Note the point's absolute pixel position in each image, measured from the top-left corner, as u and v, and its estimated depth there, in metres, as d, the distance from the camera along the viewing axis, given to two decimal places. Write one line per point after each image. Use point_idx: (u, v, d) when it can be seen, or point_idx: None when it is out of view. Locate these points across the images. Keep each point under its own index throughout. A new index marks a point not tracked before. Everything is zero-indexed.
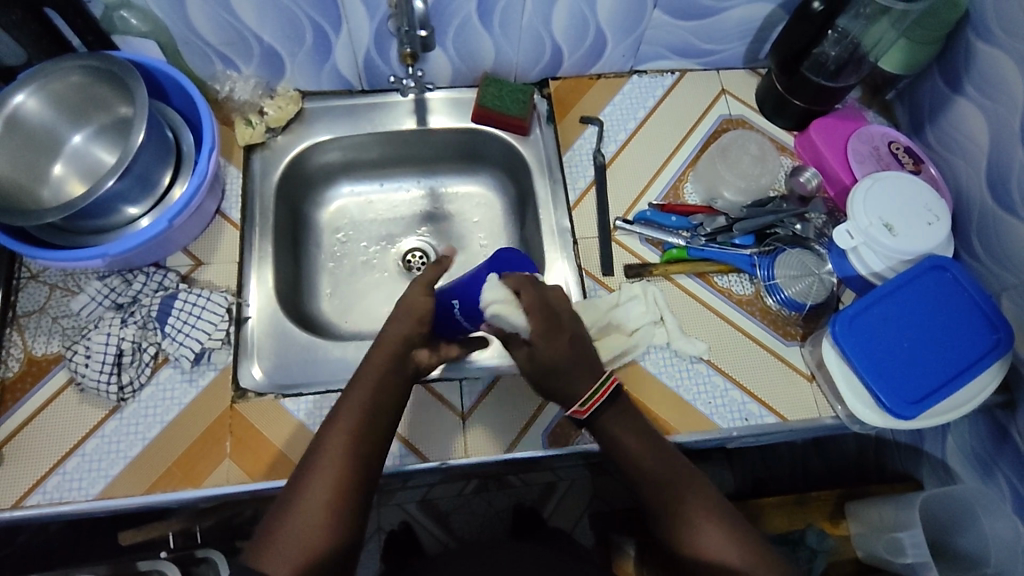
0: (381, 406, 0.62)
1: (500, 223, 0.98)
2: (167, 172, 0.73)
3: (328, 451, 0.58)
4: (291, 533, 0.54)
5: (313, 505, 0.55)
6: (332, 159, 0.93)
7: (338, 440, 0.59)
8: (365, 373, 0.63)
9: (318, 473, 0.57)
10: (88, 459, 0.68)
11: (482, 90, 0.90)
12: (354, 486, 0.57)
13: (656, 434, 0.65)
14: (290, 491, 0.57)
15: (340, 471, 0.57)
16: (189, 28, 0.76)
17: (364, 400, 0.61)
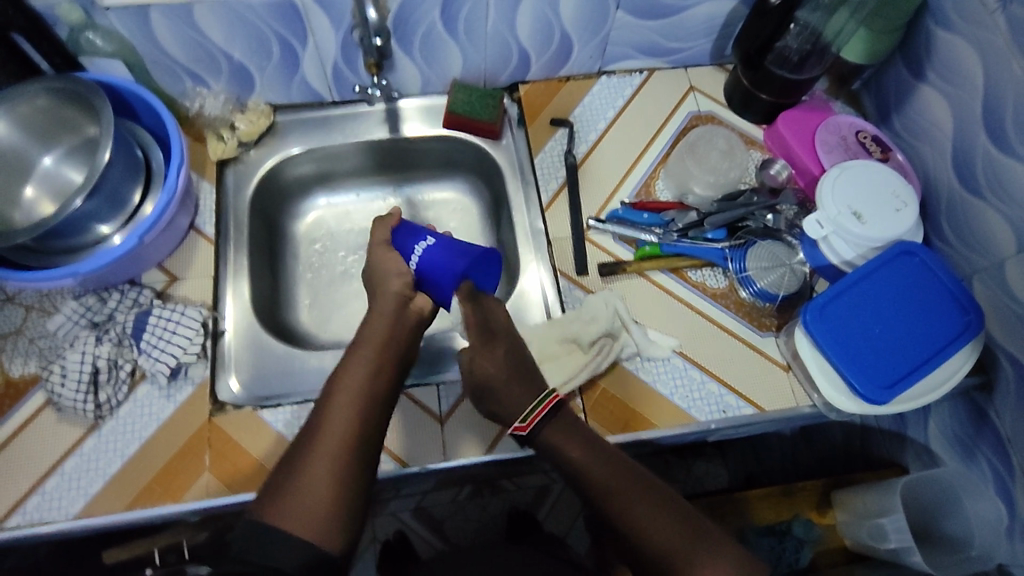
0: (382, 365, 0.65)
1: (477, 228, 0.99)
2: (137, 190, 0.74)
3: (333, 415, 0.61)
4: (309, 492, 0.56)
5: (322, 466, 0.57)
6: (306, 171, 0.94)
7: (342, 407, 0.61)
8: (364, 347, 0.66)
9: (323, 436, 0.59)
10: (67, 478, 0.68)
11: (452, 97, 0.91)
12: (362, 449, 0.60)
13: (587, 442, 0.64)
14: (296, 460, 0.58)
15: (347, 436, 0.59)
16: (156, 46, 0.77)
17: (362, 374, 0.63)
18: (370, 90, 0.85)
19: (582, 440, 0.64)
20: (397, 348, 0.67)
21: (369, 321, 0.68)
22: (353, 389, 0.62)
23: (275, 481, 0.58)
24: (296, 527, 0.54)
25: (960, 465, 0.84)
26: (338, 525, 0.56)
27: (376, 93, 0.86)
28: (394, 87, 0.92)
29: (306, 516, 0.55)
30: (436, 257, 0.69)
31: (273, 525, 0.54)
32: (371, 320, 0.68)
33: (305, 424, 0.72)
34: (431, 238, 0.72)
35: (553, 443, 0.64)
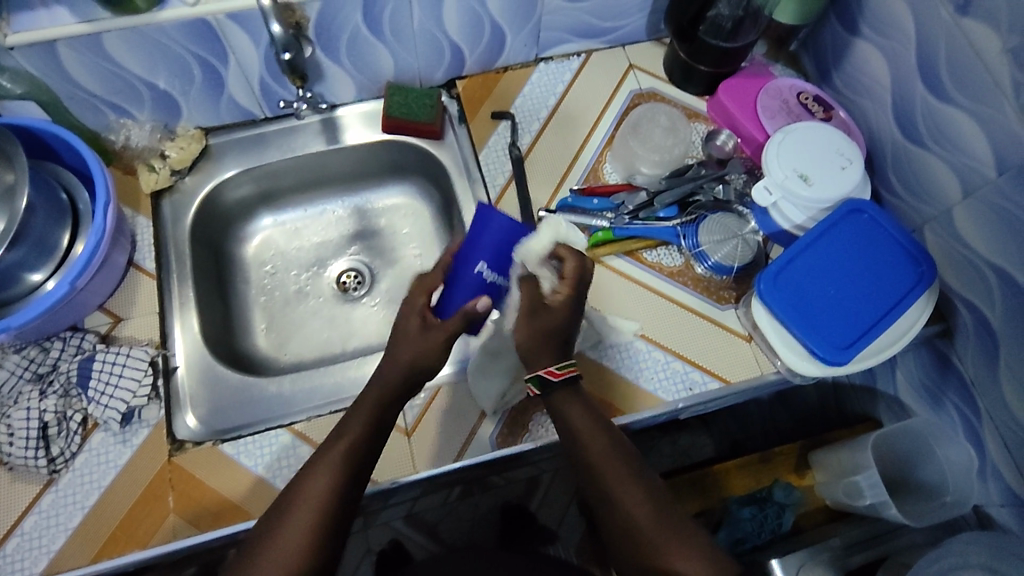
0: (374, 434, 0.60)
1: (430, 230, 0.97)
2: (65, 233, 0.71)
3: (307, 493, 0.56)
4: (275, 571, 0.52)
5: (292, 549, 0.53)
6: (246, 192, 0.92)
7: (319, 483, 0.56)
8: (351, 420, 0.60)
9: (291, 516, 0.55)
10: (28, 537, 0.66)
11: (388, 100, 0.89)
12: (337, 524, 0.56)
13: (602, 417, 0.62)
14: (263, 539, 0.54)
15: (318, 515, 0.55)
16: (70, 82, 0.74)
17: (346, 446, 0.58)
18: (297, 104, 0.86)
19: (622, 452, 0.60)
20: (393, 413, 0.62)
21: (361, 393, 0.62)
22: (334, 463, 0.57)
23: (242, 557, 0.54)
24: None
25: (930, 412, 0.84)
26: None
27: (303, 107, 0.87)
28: (325, 97, 0.90)
29: None
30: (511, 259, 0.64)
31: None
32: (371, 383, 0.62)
33: (264, 452, 0.71)
34: (480, 263, 0.64)
35: (564, 418, 0.62)
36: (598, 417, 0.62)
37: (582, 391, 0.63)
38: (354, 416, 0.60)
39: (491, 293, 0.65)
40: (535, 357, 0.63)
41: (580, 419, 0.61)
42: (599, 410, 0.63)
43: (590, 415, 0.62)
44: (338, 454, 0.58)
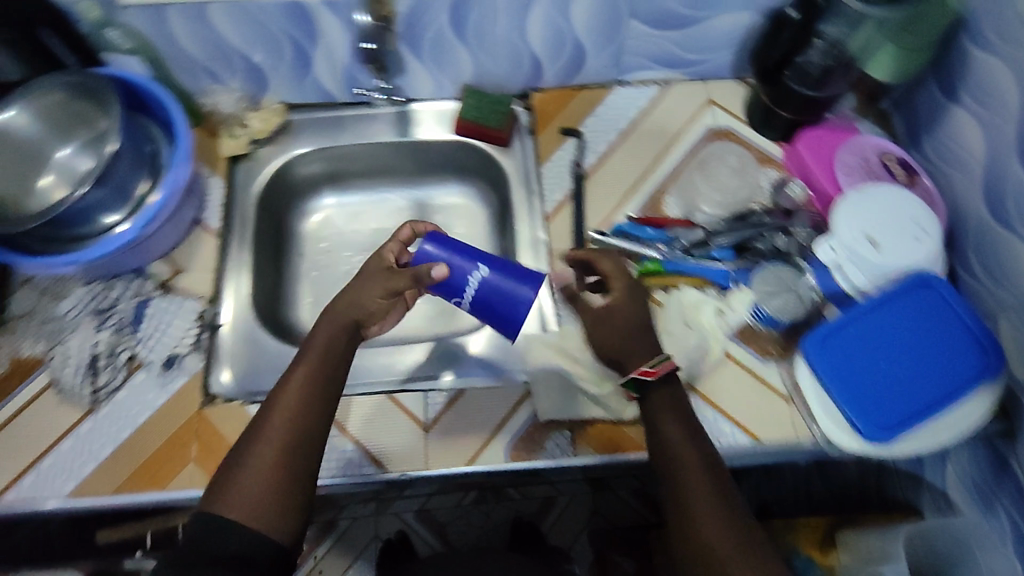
0: (333, 356, 0.61)
1: (483, 234, 0.98)
2: (144, 183, 0.77)
3: (279, 403, 0.58)
4: (253, 486, 0.53)
5: (268, 455, 0.55)
6: (315, 170, 0.95)
7: (291, 392, 0.58)
8: (319, 334, 0.62)
9: (267, 426, 0.57)
10: (61, 458, 0.70)
11: (462, 102, 0.91)
12: (312, 434, 0.57)
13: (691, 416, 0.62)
14: (239, 452, 0.56)
15: (294, 424, 0.57)
16: (174, 44, 0.80)
17: (316, 357, 0.60)
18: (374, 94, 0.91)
19: (697, 449, 0.59)
20: (349, 339, 0.63)
21: (327, 311, 0.64)
22: (305, 373, 0.59)
23: (222, 469, 0.56)
24: (240, 517, 0.52)
25: (977, 514, 0.78)
26: (282, 508, 0.54)
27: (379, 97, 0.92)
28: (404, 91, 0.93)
29: (253, 504, 0.53)
30: (494, 312, 0.65)
31: (220, 515, 0.52)
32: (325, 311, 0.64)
33: None
34: (483, 268, 0.65)
35: (656, 417, 0.61)
36: (683, 410, 0.62)
37: (674, 395, 0.63)
38: (315, 342, 0.62)
39: (452, 285, 0.65)
40: (625, 356, 0.65)
41: (671, 420, 0.61)
42: (691, 415, 0.62)
43: (678, 414, 0.61)
44: (298, 375, 0.59)
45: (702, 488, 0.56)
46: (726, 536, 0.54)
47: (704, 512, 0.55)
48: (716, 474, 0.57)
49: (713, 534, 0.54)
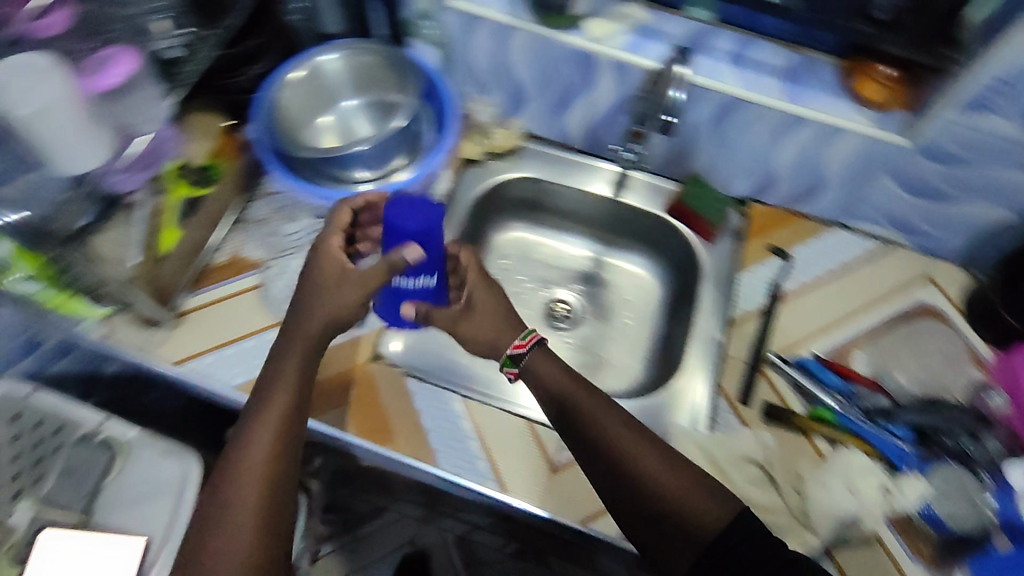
0: (295, 409, 0.64)
1: (649, 311, 0.99)
2: (401, 157, 0.85)
3: (255, 447, 0.61)
4: (234, 546, 0.57)
5: (249, 503, 0.59)
6: (526, 195, 1.01)
7: (265, 435, 0.62)
8: (284, 375, 0.65)
9: (243, 470, 0.60)
10: (243, 353, 0.80)
11: (684, 188, 0.94)
12: (285, 470, 0.62)
13: (597, 389, 0.71)
14: (214, 505, 0.59)
15: (267, 476, 0.60)
16: (468, 51, 0.89)
17: (286, 407, 0.63)
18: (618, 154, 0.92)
19: (586, 396, 0.70)
20: (305, 389, 0.66)
21: (286, 352, 0.66)
22: (275, 421, 0.63)
23: (202, 509, 0.60)
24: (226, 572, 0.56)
25: None
26: (268, 551, 0.58)
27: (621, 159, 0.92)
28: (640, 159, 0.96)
29: (242, 557, 0.57)
30: (392, 303, 0.77)
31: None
32: (280, 363, 0.66)
33: (433, 407, 0.79)
34: (433, 279, 0.71)
35: (538, 373, 0.72)
36: (576, 378, 0.72)
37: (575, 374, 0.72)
38: (272, 403, 0.63)
39: (422, 266, 0.68)
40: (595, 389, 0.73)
41: (552, 373, 0.72)
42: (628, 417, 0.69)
43: (559, 369, 0.72)
44: (266, 432, 0.62)
45: (659, 460, 0.66)
46: (685, 487, 0.64)
47: (652, 471, 0.65)
48: (654, 444, 0.67)
49: (663, 484, 0.64)
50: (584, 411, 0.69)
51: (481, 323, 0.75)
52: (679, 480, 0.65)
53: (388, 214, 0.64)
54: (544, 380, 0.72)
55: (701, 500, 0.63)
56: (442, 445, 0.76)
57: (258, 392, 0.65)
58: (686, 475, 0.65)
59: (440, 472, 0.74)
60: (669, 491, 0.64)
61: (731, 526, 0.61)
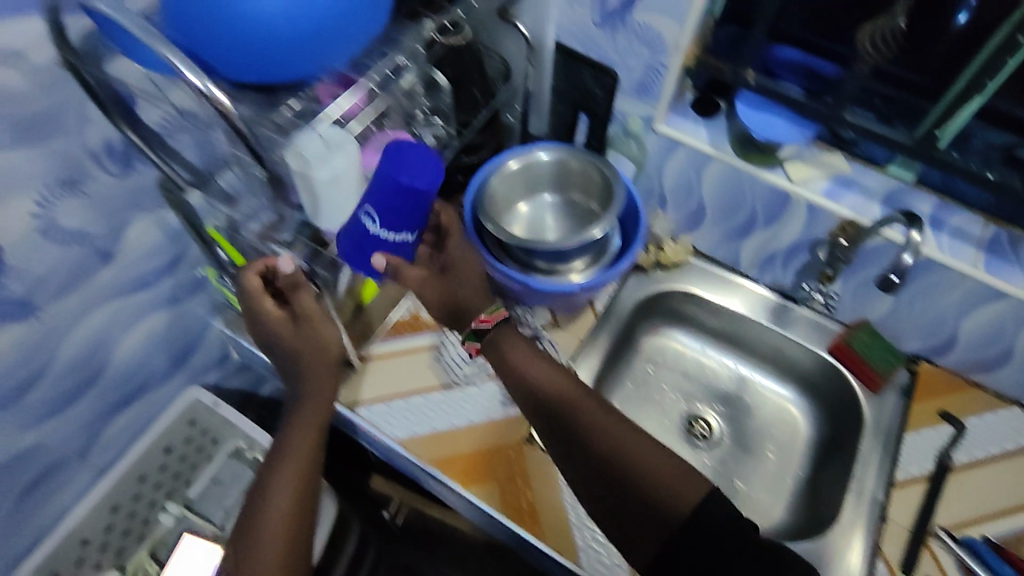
0: (314, 437, 0.72)
1: (794, 448, 0.98)
2: (587, 257, 0.87)
3: (276, 494, 0.68)
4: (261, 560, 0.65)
5: (274, 542, 0.66)
6: (685, 308, 1.04)
7: (284, 483, 0.69)
8: (303, 423, 0.72)
9: (268, 513, 0.67)
10: (408, 408, 0.86)
11: (854, 333, 0.94)
12: (305, 508, 0.69)
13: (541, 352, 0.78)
14: (245, 525, 0.67)
15: (290, 500, 0.68)
16: (662, 170, 0.95)
17: (307, 438, 0.71)
18: (811, 292, 0.96)
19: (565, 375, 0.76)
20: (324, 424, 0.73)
21: (297, 401, 0.73)
22: (300, 451, 0.71)
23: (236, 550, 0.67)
24: None
25: None
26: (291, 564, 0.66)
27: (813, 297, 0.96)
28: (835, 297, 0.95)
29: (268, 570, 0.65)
30: (360, 257, 0.70)
31: None
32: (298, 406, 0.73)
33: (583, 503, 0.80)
34: (414, 235, 0.71)
35: (519, 355, 0.77)
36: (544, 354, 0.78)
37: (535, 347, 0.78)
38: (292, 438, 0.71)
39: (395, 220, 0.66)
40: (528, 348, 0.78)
41: (533, 356, 0.77)
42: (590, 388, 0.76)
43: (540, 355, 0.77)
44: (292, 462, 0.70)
45: (654, 453, 0.71)
46: (648, 452, 0.71)
47: (615, 441, 0.71)
48: (560, 368, 0.78)
49: (640, 459, 0.70)
50: (565, 391, 0.75)
51: (473, 295, 0.77)
52: (675, 472, 0.69)
53: (384, 168, 0.64)
54: (523, 363, 0.77)
55: (693, 488, 0.68)
56: (587, 543, 0.78)
57: (281, 431, 0.73)
58: (680, 466, 0.70)
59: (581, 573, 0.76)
60: (633, 461, 0.70)
61: (707, 504, 0.67)
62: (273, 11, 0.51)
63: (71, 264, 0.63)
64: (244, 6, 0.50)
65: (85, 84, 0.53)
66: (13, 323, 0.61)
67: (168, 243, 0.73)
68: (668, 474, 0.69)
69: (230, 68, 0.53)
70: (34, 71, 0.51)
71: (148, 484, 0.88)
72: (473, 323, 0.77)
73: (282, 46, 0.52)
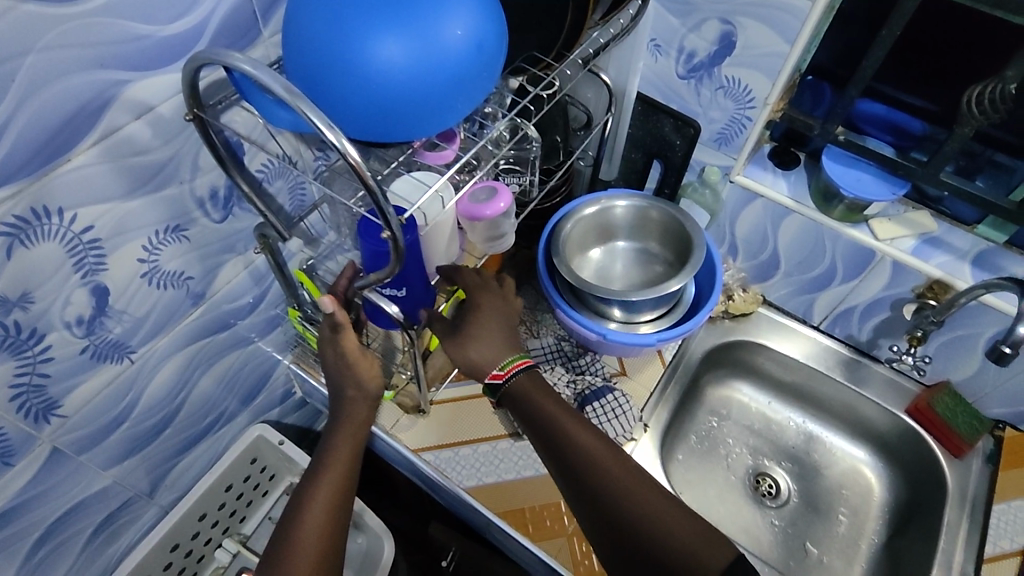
0: (350, 459, 0.68)
1: (867, 512, 0.94)
2: (664, 309, 0.85)
3: (309, 524, 0.64)
4: None
5: (304, 572, 0.61)
6: (753, 360, 1.02)
7: (318, 509, 0.65)
8: (339, 448, 0.68)
9: (300, 540, 0.63)
10: (475, 457, 0.83)
11: (938, 396, 0.90)
12: (336, 539, 0.65)
13: (552, 392, 0.70)
14: (275, 546, 0.63)
15: (325, 522, 0.64)
16: (735, 221, 0.95)
17: (345, 460, 0.67)
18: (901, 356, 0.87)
19: (579, 422, 0.68)
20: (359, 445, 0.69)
21: (335, 424, 0.69)
22: (337, 473, 0.67)
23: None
24: None
25: None
26: None
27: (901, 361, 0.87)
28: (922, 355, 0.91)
29: None
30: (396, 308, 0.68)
31: None
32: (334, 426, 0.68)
33: None
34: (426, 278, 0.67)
35: (527, 396, 0.68)
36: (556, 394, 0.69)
37: (539, 376, 0.70)
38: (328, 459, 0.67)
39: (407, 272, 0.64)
40: (528, 391, 0.68)
41: (545, 399, 0.68)
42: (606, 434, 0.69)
43: (555, 398, 0.69)
44: (329, 484, 0.66)
45: (673, 513, 0.64)
46: (668, 512, 0.64)
47: (632, 498, 0.64)
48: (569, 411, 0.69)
49: (661, 522, 0.64)
50: (576, 442, 0.67)
51: (488, 348, 0.68)
52: (695, 536, 0.63)
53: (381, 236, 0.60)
54: (531, 408, 0.68)
55: (713, 552, 0.62)
56: None
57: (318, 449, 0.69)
58: (700, 528, 0.64)
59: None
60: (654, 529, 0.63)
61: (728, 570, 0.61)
62: (400, 74, 0.51)
63: (165, 304, 0.64)
64: (372, 68, 0.50)
65: (208, 136, 0.55)
66: (107, 364, 0.62)
67: (252, 283, 0.74)
68: (687, 537, 0.63)
69: (351, 126, 0.53)
70: (159, 122, 0.54)
71: (208, 521, 0.87)
72: (485, 377, 0.68)
73: (400, 105, 0.52)
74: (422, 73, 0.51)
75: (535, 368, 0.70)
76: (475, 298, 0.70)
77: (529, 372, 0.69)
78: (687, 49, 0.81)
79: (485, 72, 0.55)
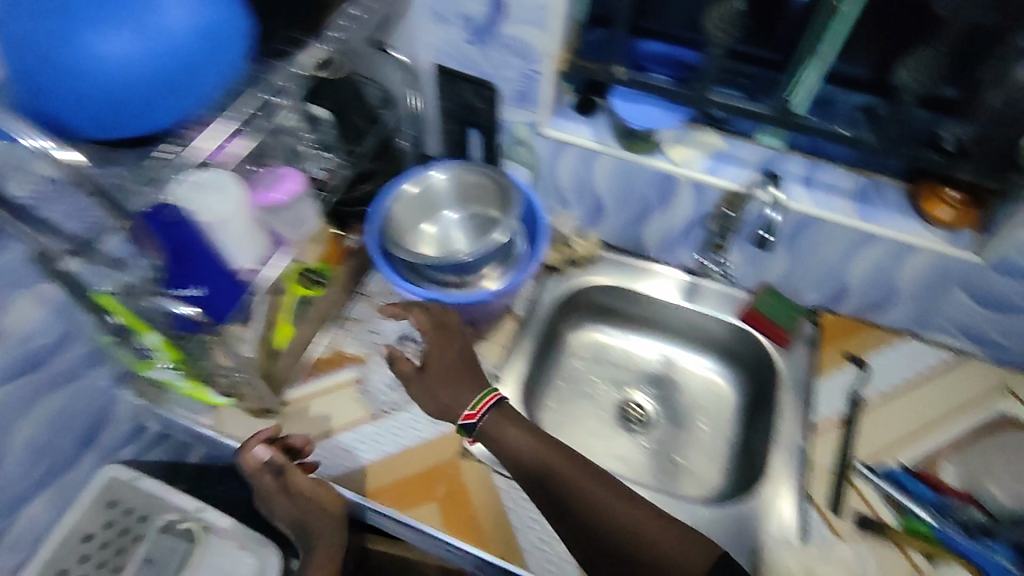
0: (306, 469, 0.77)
1: (724, 415, 1.02)
2: (494, 265, 0.89)
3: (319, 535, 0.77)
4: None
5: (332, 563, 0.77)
6: (603, 301, 1.07)
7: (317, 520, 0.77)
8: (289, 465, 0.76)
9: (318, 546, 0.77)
10: (336, 446, 0.84)
11: (759, 297, 0.99)
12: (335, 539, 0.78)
13: (527, 425, 0.78)
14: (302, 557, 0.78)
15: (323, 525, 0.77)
16: (556, 173, 0.99)
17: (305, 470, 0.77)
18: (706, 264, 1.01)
19: (561, 453, 0.76)
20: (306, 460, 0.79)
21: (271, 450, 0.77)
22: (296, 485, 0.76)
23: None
24: None
25: None
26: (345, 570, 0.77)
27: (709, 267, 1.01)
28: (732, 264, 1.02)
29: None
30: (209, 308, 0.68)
31: None
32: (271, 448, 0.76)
33: (527, 507, 0.80)
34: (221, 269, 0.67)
35: (496, 426, 0.77)
36: (520, 418, 0.78)
37: (512, 415, 0.78)
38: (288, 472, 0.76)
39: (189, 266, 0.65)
40: (499, 427, 0.77)
41: (510, 426, 0.77)
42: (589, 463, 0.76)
43: (520, 423, 0.78)
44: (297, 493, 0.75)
45: (650, 520, 0.71)
46: (647, 519, 0.71)
47: (608, 509, 0.71)
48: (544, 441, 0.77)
49: (630, 522, 0.71)
50: (548, 462, 0.75)
51: (459, 392, 0.79)
52: (677, 537, 0.69)
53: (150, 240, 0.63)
54: (502, 436, 0.77)
55: (684, 542, 0.69)
56: (534, 546, 0.77)
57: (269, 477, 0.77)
58: (680, 529, 0.70)
59: (529, 573, 0.75)
60: (625, 532, 0.70)
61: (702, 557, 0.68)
62: (124, 64, 0.50)
63: None
64: (91, 64, 0.50)
65: None
66: None
67: (52, 317, 0.70)
68: (659, 534, 0.70)
69: (93, 126, 0.52)
70: None
71: None
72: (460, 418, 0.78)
73: (134, 98, 0.52)
74: (148, 61, 0.51)
75: (505, 404, 0.79)
76: (433, 342, 0.81)
77: (500, 412, 0.78)
78: (464, 13, 0.84)
79: (221, 51, 0.55)
